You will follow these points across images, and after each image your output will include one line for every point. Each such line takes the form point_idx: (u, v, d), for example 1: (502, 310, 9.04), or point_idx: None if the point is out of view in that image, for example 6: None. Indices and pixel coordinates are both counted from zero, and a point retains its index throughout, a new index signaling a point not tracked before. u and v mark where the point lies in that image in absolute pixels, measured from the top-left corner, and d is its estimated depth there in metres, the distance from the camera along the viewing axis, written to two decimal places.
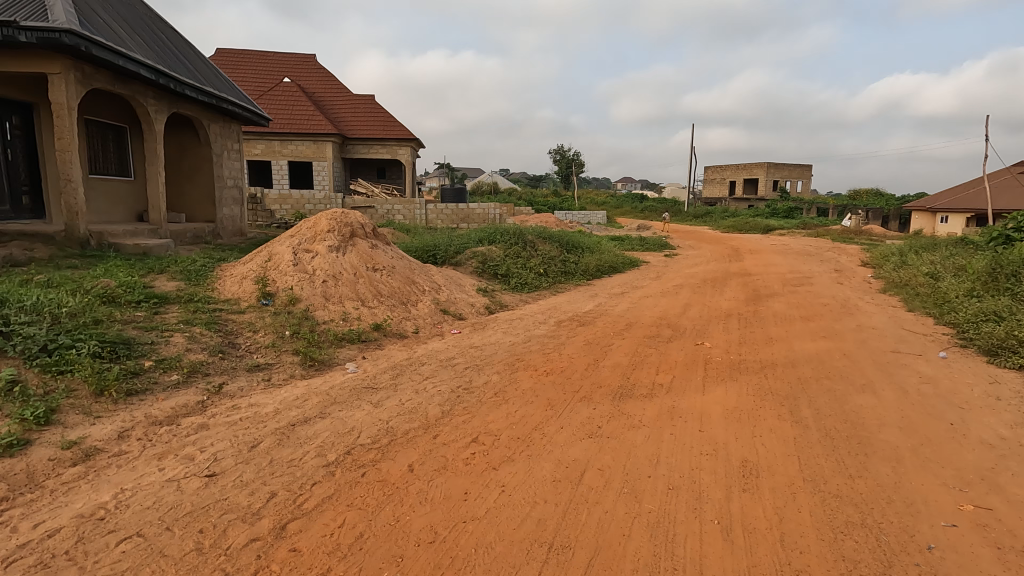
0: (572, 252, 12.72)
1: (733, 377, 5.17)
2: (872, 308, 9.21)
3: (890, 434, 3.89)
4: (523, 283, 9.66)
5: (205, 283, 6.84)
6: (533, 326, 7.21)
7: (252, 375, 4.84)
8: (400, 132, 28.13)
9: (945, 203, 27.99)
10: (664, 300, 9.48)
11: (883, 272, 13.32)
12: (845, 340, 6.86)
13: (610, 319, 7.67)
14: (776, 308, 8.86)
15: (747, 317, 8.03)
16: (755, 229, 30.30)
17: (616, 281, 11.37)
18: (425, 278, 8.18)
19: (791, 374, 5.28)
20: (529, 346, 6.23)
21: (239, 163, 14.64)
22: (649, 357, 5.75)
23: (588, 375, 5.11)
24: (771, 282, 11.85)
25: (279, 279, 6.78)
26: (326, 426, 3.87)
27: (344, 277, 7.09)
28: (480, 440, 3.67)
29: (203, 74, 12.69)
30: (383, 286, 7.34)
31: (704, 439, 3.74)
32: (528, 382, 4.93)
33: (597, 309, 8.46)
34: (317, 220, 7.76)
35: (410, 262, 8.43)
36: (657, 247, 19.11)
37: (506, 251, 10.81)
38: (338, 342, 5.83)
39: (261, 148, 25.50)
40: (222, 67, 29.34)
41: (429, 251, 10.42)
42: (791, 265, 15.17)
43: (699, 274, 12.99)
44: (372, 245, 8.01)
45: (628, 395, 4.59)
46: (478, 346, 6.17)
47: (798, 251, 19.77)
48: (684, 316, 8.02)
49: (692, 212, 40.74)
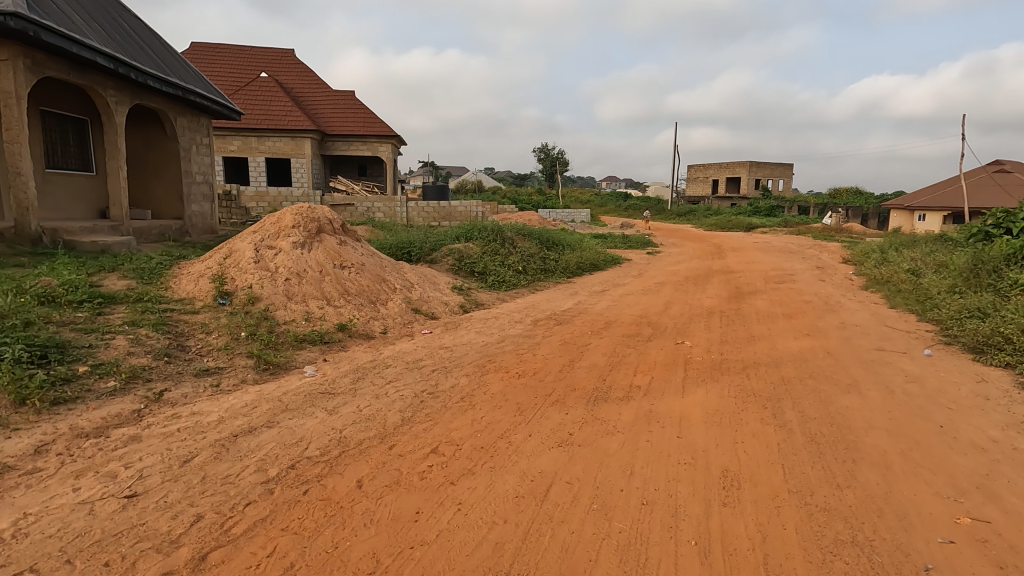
0: (553, 249, 12.45)
1: (714, 377, 4.92)
2: (855, 305, 9.07)
3: (878, 437, 3.67)
4: (500, 281, 9.37)
5: (159, 282, 6.42)
6: (509, 326, 6.92)
7: (199, 381, 4.47)
8: (380, 129, 27.64)
9: (923, 202, 28.31)
10: (645, 297, 9.25)
11: (864, 269, 13.26)
12: (828, 337, 6.68)
13: (589, 318, 7.40)
14: (758, 305, 8.68)
15: (729, 315, 7.82)
16: (738, 227, 30.41)
17: (597, 279, 11.12)
18: (397, 276, 7.85)
19: (773, 374, 5.05)
20: (503, 346, 5.93)
21: (209, 157, 14.13)
22: (627, 357, 5.49)
23: (562, 377, 4.83)
24: (753, 279, 11.69)
25: (238, 277, 6.40)
26: (273, 436, 3.53)
27: (309, 276, 6.72)
28: (441, 451, 3.36)
29: (167, 65, 12.17)
30: (351, 285, 6.99)
31: (682, 446, 3.47)
32: (498, 385, 4.63)
33: (576, 307, 8.19)
34: (281, 215, 7.37)
35: (381, 259, 8.08)
36: (640, 245, 18.94)
37: (484, 248, 10.51)
38: (298, 344, 5.48)
39: (237, 144, 24.83)
40: (197, 61, 28.59)
41: (404, 248, 10.08)
42: (773, 263, 15.09)
43: (681, 271, 12.81)
44: (341, 242, 7.65)
45: (603, 399, 4.31)
46: (448, 347, 5.86)
47: (780, 248, 19.79)
48: (665, 314, 7.79)
49: (676, 210, 40.85)
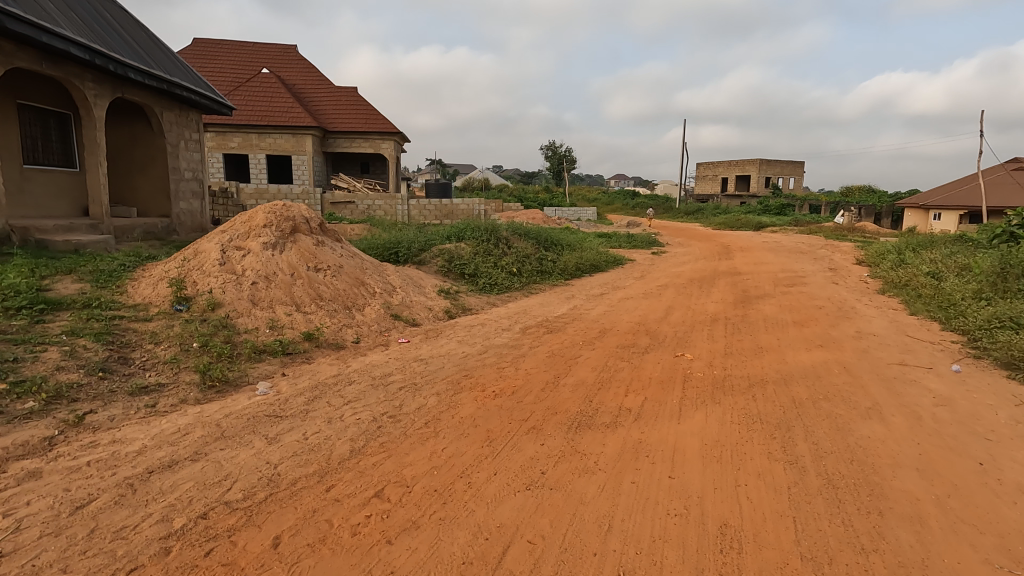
0: (552, 250, 11.89)
1: (716, 398, 4.36)
2: (871, 311, 8.46)
3: (908, 478, 3.11)
4: (491, 284, 8.86)
5: (116, 285, 5.93)
6: (496, 335, 6.38)
7: (133, 402, 3.97)
8: (382, 125, 27.18)
9: (938, 200, 27.49)
10: (647, 302, 8.67)
11: (879, 272, 12.59)
12: (843, 349, 6.09)
13: (583, 325, 6.85)
14: (766, 311, 8.09)
15: (735, 323, 7.23)
16: (747, 225, 29.70)
17: (598, 281, 10.56)
18: (377, 279, 7.34)
19: (783, 395, 4.48)
20: (485, 359, 5.40)
21: (198, 153, 13.70)
22: (620, 373, 4.94)
23: (543, 397, 4.29)
24: (762, 282, 11.06)
25: (199, 281, 5.91)
26: (193, 474, 3.02)
27: (279, 279, 6.23)
28: (386, 494, 2.84)
29: (153, 59, 11.75)
30: (325, 288, 6.49)
31: (673, 490, 2.93)
32: (469, 407, 4.09)
33: (571, 313, 7.63)
34: (253, 213, 6.88)
35: (362, 261, 7.58)
36: (646, 244, 18.33)
37: (476, 248, 9.98)
38: (256, 356, 4.98)
39: (237, 141, 24.44)
40: (198, 57, 28.24)
41: (393, 249, 9.56)
42: (783, 264, 14.47)
43: (686, 273, 12.23)
44: (318, 242, 7.15)
45: (586, 426, 3.77)
46: (424, 359, 5.34)
47: (790, 248, 19.14)
48: (666, 321, 7.22)
49: (684, 208, 40.06)
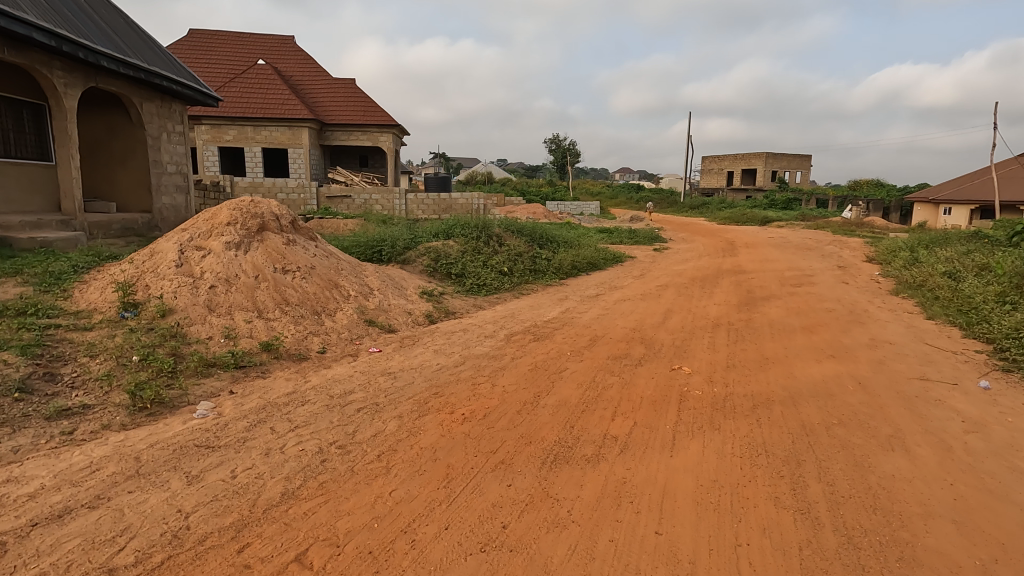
0: (547, 247, 11.34)
1: (715, 424, 3.83)
2: (885, 315, 7.87)
3: (942, 534, 2.60)
4: (479, 284, 8.35)
5: (62, 289, 5.44)
6: (477, 343, 5.86)
7: (48, 428, 3.48)
8: (379, 118, 26.59)
9: (949, 195, 26.75)
10: (645, 305, 8.12)
11: (891, 271, 11.98)
12: (858, 361, 5.54)
13: (573, 332, 6.33)
14: (772, 315, 7.56)
15: (739, 329, 6.67)
16: (753, 220, 29.03)
17: (594, 281, 10.02)
18: (353, 281, 6.83)
19: (792, 419, 3.94)
20: (460, 372, 4.87)
21: (182, 146, 13.27)
22: (608, 391, 4.41)
23: (517, 423, 3.77)
24: (768, 282, 10.48)
25: (152, 285, 5.42)
26: (84, 528, 2.54)
27: (241, 282, 5.73)
28: (309, 558, 2.35)
29: (131, 48, 11.29)
30: (292, 292, 5.98)
31: (660, 552, 2.42)
32: (431, 434, 3.57)
33: (562, 318, 7.09)
34: (217, 210, 6.36)
35: (337, 261, 7.07)
36: (648, 240, 17.73)
37: (465, 246, 9.45)
38: (204, 370, 4.48)
39: (232, 134, 23.90)
40: (193, 48, 27.74)
41: (376, 248, 9.02)
42: (790, 261, 13.89)
43: (688, 272, 11.67)
44: (289, 241, 6.64)
45: (562, 460, 3.25)
46: (393, 373, 4.82)
47: (798, 244, 18.53)
48: (663, 326, 6.67)
49: (688, 202, 39.34)
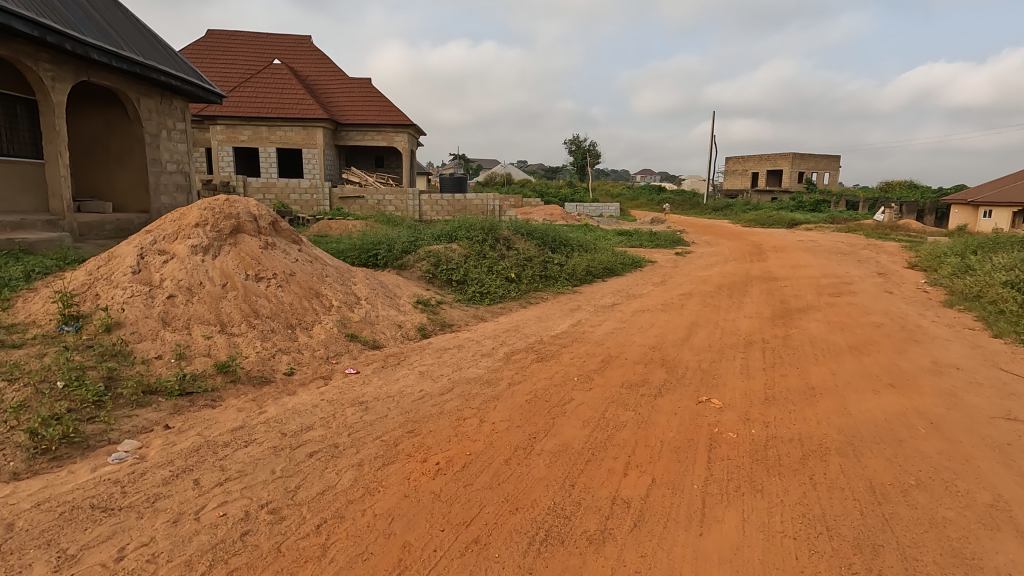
0: (560, 251, 10.53)
1: (756, 484, 3.00)
2: (944, 332, 6.87)
3: None
4: (483, 293, 7.59)
5: (3, 298, 4.83)
6: (471, 364, 5.07)
7: None
8: (394, 117, 26.09)
9: (990, 196, 25.19)
10: (666, 317, 7.25)
11: (939, 280, 10.86)
12: (924, 391, 4.62)
13: (583, 350, 5.52)
14: (812, 331, 6.64)
15: (776, 348, 5.77)
16: (780, 222, 27.78)
17: (610, 289, 9.19)
18: (338, 289, 6.12)
19: (854, 478, 3.10)
20: (444, 403, 4.10)
21: (184, 144, 12.86)
22: (621, 431, 3.60)
23: (503, 478, 2.99)
24: (803, 291, 9.49)
25: (103, 294, 4.78)
26: None
27: (205, 291, 5.06)
28: None
29: (126, 41, 10.83)
30: (264, 302, 5.29)
31: None
32: (391, 494, 2.82)
33: (572, 333, 6.27)
34: (186, 210, 5.71)
35: (321, 267, 6.39)
36: (669, 244, 16.78)
37: (470, 250, 8.70)
38: (140, 399, 3.79)
39: (247, 134, 23.53)
40: (211, 48, 27.62)
41: (372, 252, 8.28)
42: (825, 267, 12.84)
43: (714, 278, 10.76)
44: (267, 244, 5.97)
45: (556, 540, 2.48)
46: (365, 403, 4.08)
47: (830, 248, 17.40)
48: (688, 344, 5.80)
49: (712, 204, 38.00)
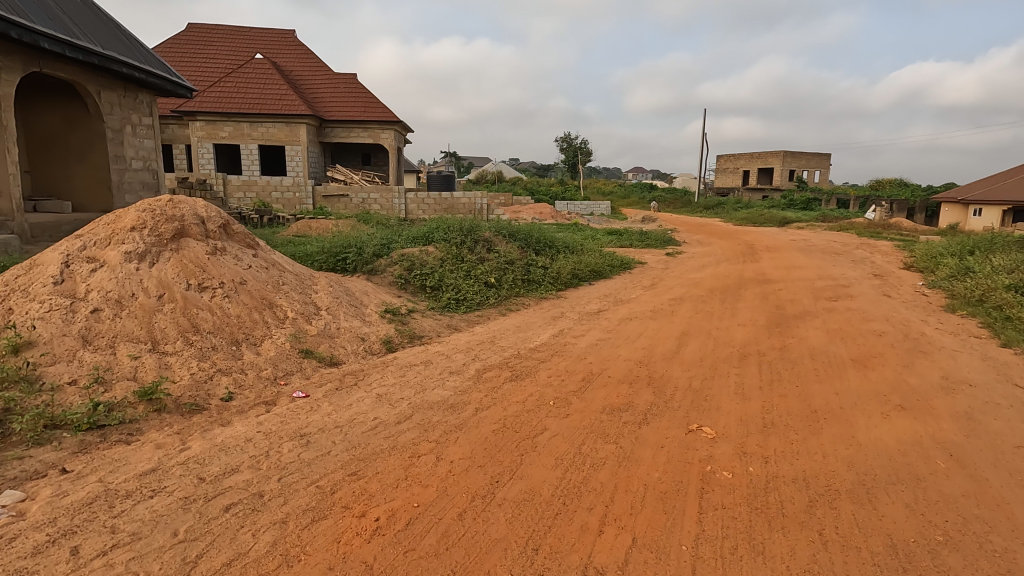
0: (545, 253, 10.01)
1: (757, 544, 2.51)
2: (950, 341, 6.43)
3: None
4: (459, 300, 7.08)
5: None
6: (436, 384, 4.54)
7: None
8: (380, 113, 25.43)
9: (980, 195, 24.98)
10: (656, 325, 6.76)
11: (938, 283, 10.47)
12: (938, 414, 4.17)
13: (563, 367, 5.02)
14: (812, 340, 6.19)
15: (774, 362, 5.29)
16: (772, 221, 27.44)
17: (596, 293, 8.71)
18: (295, 299, 5.57)
19: (872, 533, 2.62)
20: (398, 436, 3.57)
21: (150, 140, 12.21)
22: (598, 471, 3.10)
23: (452, 542, 2.48)
24: (799, 295, 9.04)
25: (16, 309, 4.22)
26: None
27: (138, 304, 4.51)
28: None
29: (84, 30, 10.20)
30: (207, 315, 4.74)
31: None
32: (313, 567, 2.30)
33: (553, 345, 5.75)
34: (123, 212, 5.15)
35: (278, 274, 5.85)
36: (660, 244, 16.31)
37: (447, 253, 8.17)
38: (39, 435, 3.24)
39: (228, 130, 22.76)
40: (191, 42, 26.83)
41: (341, 255, 7.70)
42: (820, 268, 12.43)
43: (706, 281, 10.31)
44: (216, 249, 5.42)
45: None
46: (308, 436, 3.55)
47: (824, 248, 17.04)
48: (678, 358, 5.32)
49: (703, 202, 37.63)
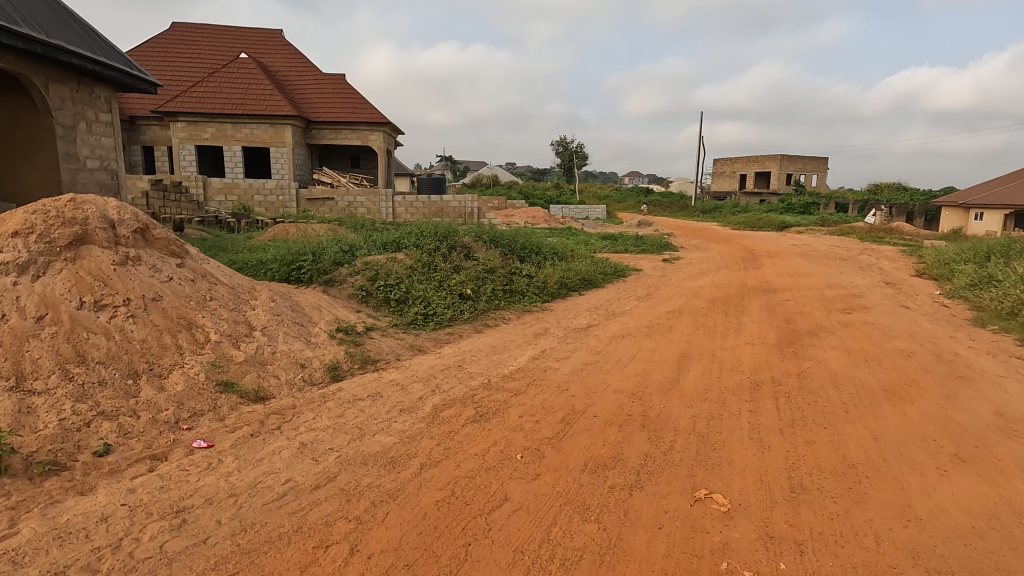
0: (530, 260, 9.16)
1: None
2: (989, 363, 5.58)
3: None
4: (427, 315, 6.21)
5: None
6: (379, 428, 3.65)
7: None
8: (367, 114, 24.58)
9: (981, 199, 24.26)
10: (652, 345, 5.87)
11: (956, 293, 9.64)
12: (1008, 468, 3.30)
13: (540, 402, 4.14)
14: (833, 363, 5.33)
15: (792, 395, 4.42)
16: (770, 225, 26.69)
17: (586, 305, 7.85)
18: (223, 318, 4.67)
19: None
20: (307, 512, 2.68)
21: (109, 138, 11.42)
22: None
23: None
24: (808, 307, 8.19)
25: None
26: None
27: (7, 327, 3.60)
28: None
29: (25, 16, 9.22)
30: (99, 340, 3.84)
31: None
32: None
33: (530, 372, 4.86)
34: (10, 214, 4.25)
35: (207, 287, 4.96)
36: (657, 249, 15.47)
37: (418, 260, 7.30)
38: None
39: (211, 131, 21.73)
40: (173, 41, 25.93)
41: (295, 263, 6.78)
42: (827, 276, 11.61)
43: (707, 290, 9.46)
44: (127, 258, 4.54)
45: None
46: (185, 512, 2.65)
47: (828, 253, 16.25)
48: (678, 390, 4.44)
49: (700, 206, 36.89)
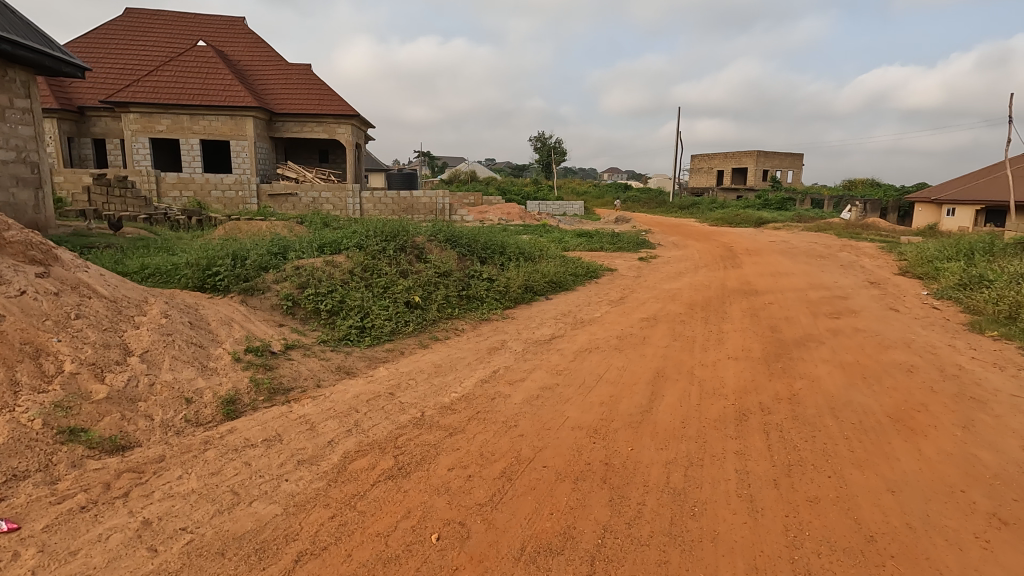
0: (492, 261, 8.34)
1: None
2: (999, 378, 4.94)
3: None
4: (362, 330, 5.35)
5: None
6: (260, 493, 2.79)
7: None
8: (334, 105, 23.40)
9: (954, 194, 24.10)
10: (622, 362, 5.08)
11: (946, 293, 9.07)
12: None
13: (480, 446, 3.30)
14: (828, 382, 4.61)
15: (785, 428, 3.67)
16: (748, 220, 26.26)
17: (553, 312, 7.05)
18: (89, 342, 3.74)
19: None
20: None
21: (27, 127, 10.08)
22: None
23: None
24: (794, 312, 7.50)
25: None
26: None
27: None
28: None
29: None
30: None
31: None
32: None
33: (474, 403, 4.02)
34: None
35: (75, 302, 4.02)
36: (633, 247, 14.75)
37: (359, 263, 6.41)
38: None
39: (165, 123, 20.25)
40: (126, 27, 24.30)
41: (212, 268, 5.84)
42: (811, 275, 11.00)
43: (686, 292, 8.72)
44: None
45: None
46: None
47: (808, 251, 15.75)
48: (649, 424, 3.66)
49: (677, 203, 36.44)
